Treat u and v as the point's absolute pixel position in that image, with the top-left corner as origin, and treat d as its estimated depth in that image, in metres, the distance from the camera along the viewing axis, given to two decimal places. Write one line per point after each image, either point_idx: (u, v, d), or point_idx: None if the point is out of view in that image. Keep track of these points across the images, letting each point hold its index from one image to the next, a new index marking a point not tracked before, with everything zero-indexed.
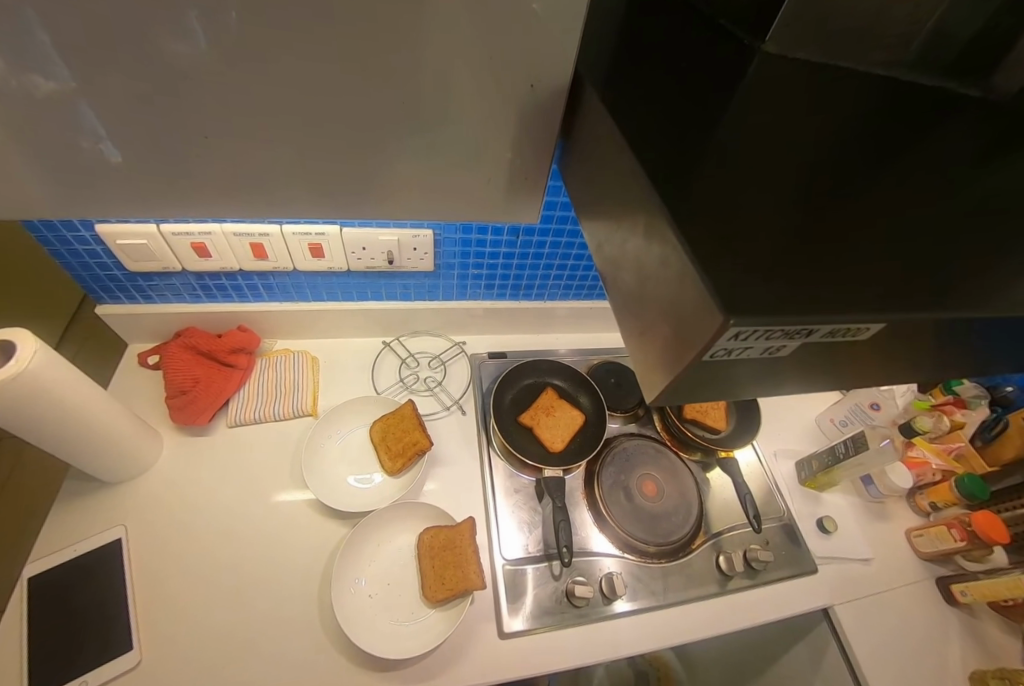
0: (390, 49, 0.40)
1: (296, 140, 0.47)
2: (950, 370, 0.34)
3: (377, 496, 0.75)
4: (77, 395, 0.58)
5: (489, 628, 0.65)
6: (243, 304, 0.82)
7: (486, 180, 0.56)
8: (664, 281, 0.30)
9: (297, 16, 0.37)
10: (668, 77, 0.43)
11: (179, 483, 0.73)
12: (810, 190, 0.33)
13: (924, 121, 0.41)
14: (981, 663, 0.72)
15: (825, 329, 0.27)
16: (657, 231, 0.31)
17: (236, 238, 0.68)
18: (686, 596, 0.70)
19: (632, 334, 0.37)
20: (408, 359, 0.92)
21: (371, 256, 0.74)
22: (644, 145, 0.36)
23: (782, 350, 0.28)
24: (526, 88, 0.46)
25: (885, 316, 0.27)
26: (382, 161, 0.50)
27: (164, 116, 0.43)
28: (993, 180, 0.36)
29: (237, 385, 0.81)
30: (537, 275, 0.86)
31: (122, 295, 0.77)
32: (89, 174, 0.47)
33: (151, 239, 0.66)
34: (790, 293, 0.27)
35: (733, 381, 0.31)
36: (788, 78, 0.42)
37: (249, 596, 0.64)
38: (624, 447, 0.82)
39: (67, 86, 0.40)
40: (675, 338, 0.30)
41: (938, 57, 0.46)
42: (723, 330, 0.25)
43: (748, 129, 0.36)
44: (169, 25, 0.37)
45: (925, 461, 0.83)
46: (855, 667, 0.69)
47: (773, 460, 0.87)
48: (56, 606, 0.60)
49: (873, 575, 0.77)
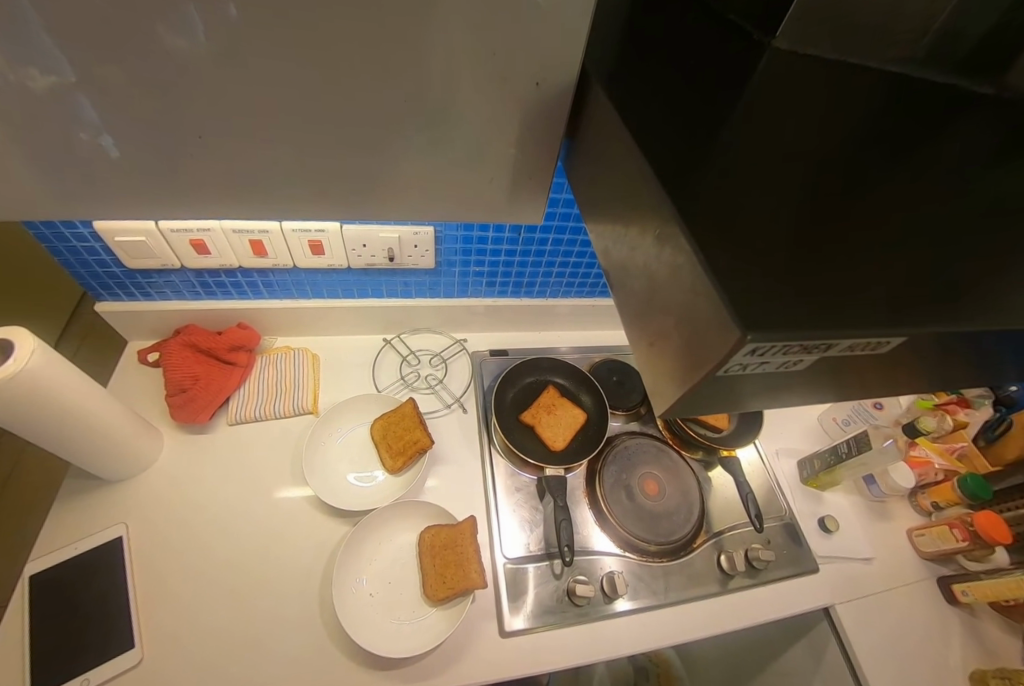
0: (392, 44, 0.40)
1: (297, 138, 0.46)
2: (960, 376, 0.33)
3: (378, 495, 0.74)
4: (76, 393, 0.58)
5: (490, 627, 0.65)
6: (243, 302, 0.81)
7: (489, 178, 0.55)
8: (676, 289, 0.30)
9: (299, 11, 0.36)
10: (676, 73, 0.42)
11: (181, 481, 0.73)
12: (819, 190, 0.32)
13: (935, 118, 0.41)
14: (980, 662, 0.72)
15: (843, 343, 0.26)
16: (668, 238, 0.30)
17: (235, 234, 0.67)
18: (686, 595, 0.70)
19: (642, 344, 0.37)
20: (408, 357, 0.92)
21: (371, 252, 0.74)
22: (651, 143, 0.35)
23: (799, 363, 0.28)
24: (531, 86, 0.45)
25: (904, 329, 0.26)
26: (384, 159, 0.50)
27: (164, 113, 0.42)
28: (1007, 182, 0.35)
29: (237, 383, 0.81)
30: (539, 272, 0.86)
31: (120, 292, 0.76)
32: (87, 170, 0.46)
33: (149, 236, 0.65)
34: (805, 303, 0.26)
35: (745, 393, 0.31)
36: (796, 76, 0.42)
37: (251, 595, 0.64)
38: (625, 446, 0.82)
39: (65, 82, 0.39)
40: (687, 353, 0.29)
41: (947, 54, 0.45)
42: (739, 347, 0.24)
43: (756, 128, 0.36)
44: (167, 19, 0.36)
45: (928, 460, 0.83)
46: (855, 667, 0.69)
47: (775, 459, 0.87)
48: (58, 605, 0.60)
49: (874, 575, 0.77)
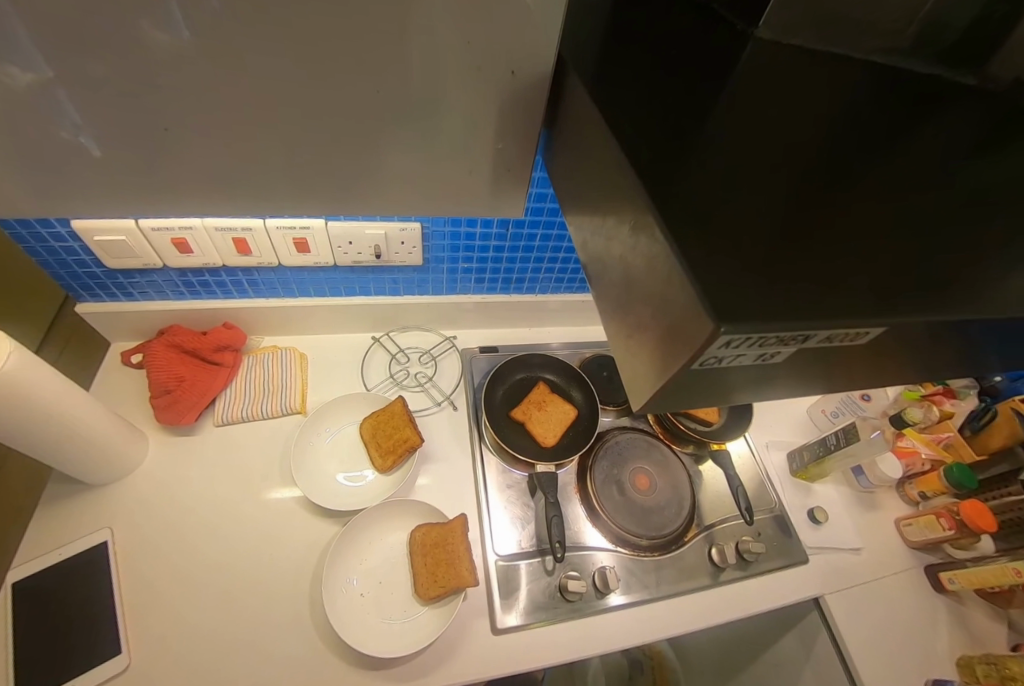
0: (377, 37, 0.39)
1: (281, 135, 0.45)
2: (946, 366, 0.33)
3: (368, 495, 0.74)
4: (56, 395, 0.56)
5: (483, 624, 0.64)
6: (228, 301, 0.80)
7: (474, 173, 0.54)
8: (651, 281, 0.29)
9: (284, 8, 0.36)
10: (663, 63, 0.42)
11: (169, 483, 0.72)
12: (804, 182, 0.32)
13: (920, 108, 0.40)
14: (967, 649, 0.73)
15: (821, 333, 0.26)
16: (644, 229, 0.30)
17: (217, 233, 0.66)
18: (678, 588, 0.71)
19: (620, 337, 0.36)
20: (398, 355, 0.91)
21: (357, 250, 0.73)
22: (633, 134, 0.34)
23: (776, 355, 0.27)
24: (508, 75, 0.44)
25: (885, 321, 0.26)
26: (369, 155, 0.49)
27: (147, 111, 0.41)
28: (990, 173, 0.36)
29: (223, 383, 0.80)
30: (528, 268, 0.85)
31: (103, 293, 0.75)
32: (67, 169, 0.45)
33: (129, 235, 0.64)
34: (783, 293, 0.26)
35: (725, 386, 0.31)
36: (780, 67, 0.41)
37: (240, 598, 0.64)
38: (616, 441, 0.82)
39: (44, 78, 0.38)
40: (664, 345, 0.29)
41: (931, 44, 0.45)
42: (713, 339, 0.24)
43: (738, 118, 0.35)
44: (149, 13, 0.35)
45: (914, 450, 0.82)
46: (845, 656, 0.70)
47: (765, 451, 0.88)
48: (43, 612, 0.59)
49: (863, 564, 0.78)
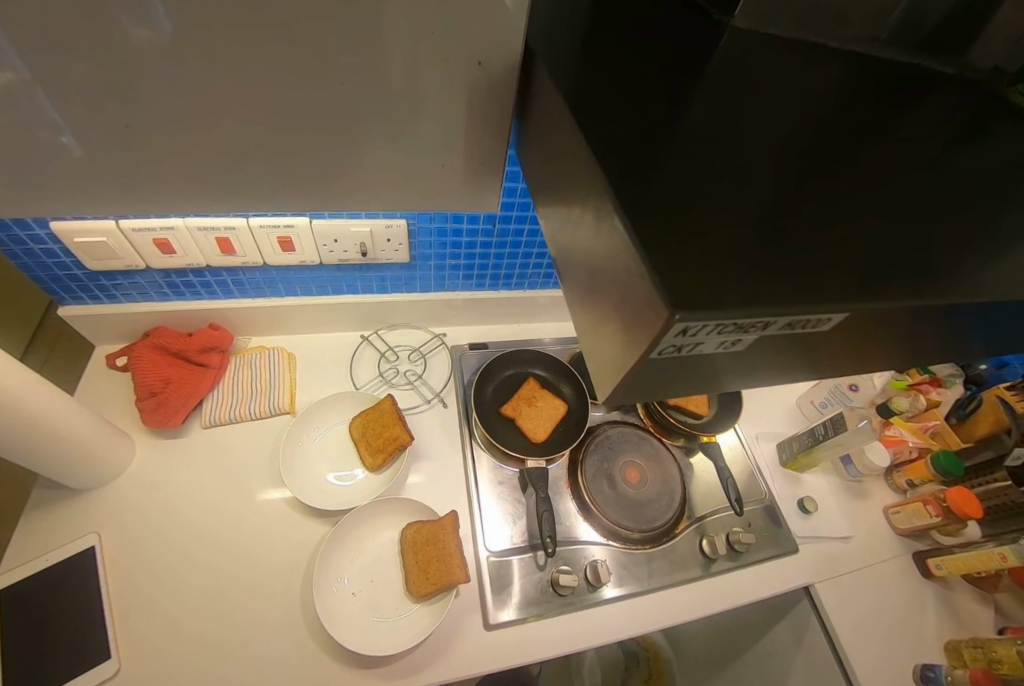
0: (359, 31, 0.38)
1: (263, 131, 0.44)
2: (925, 353, 0.33)
3: (358, 494, 0.73)
4: (38, 400, 0.55)
5: (476, 620, 0.65)
6: (214, 302, 0.79)
7: (450, 166, 0.54)
8: (615, 271, 0.29)
9: (263, 3, 0.35)
10: (645, 53, 0.41)
11: (158, 487, 0.72)
12: (782, 173, 0.31)
13: (901, 96, 0.40)
14: (955, 633, 0.74)
15: (780, 320, 0.25)
16: (608, 219, 0.30)
17: (201, 233, 0.65)
18: (670, 580, 0.71)
19: (588, 329, 0.36)
20: (386, 353, 0.90)
21: (343, 247, 0.72)
22: (611, 124, 0.34)
23: (738, 342, 0.27)
24: (476, 67, 0.44)
25: (846, 306, 0.25)
26: (350, 149, 0.48)
27: (126, 109, 0.40)
28: (967, 160, 0.36)
29: (211, 385, 0.79)
30: (516, 264, 0.85)
31: (86, 296, 0.74)
32: (45, 169, 0.44)
33: (111, 236, 0.63)
34: (745, 281, 0.26)
35: (691, 376, 0.30)
36: (761, 56, 0.41)
37: (231, 599, 0.63)
38: (607, 435, 0.82)
39: (21, 77, 0.37)
40: (628, 335, 0.28)
41: (910, 33, 0.45)
42: (669, 326, 0.23)
43: (716, 109, 0.35)
44: (129, 10, 0.34)
45: (902, 439, 0.82)
46: (835, 643, 0.71)
47: (754, 442, 0.88)
48: (30, 620, 0.58)
49: (852, 552, 0.79)
